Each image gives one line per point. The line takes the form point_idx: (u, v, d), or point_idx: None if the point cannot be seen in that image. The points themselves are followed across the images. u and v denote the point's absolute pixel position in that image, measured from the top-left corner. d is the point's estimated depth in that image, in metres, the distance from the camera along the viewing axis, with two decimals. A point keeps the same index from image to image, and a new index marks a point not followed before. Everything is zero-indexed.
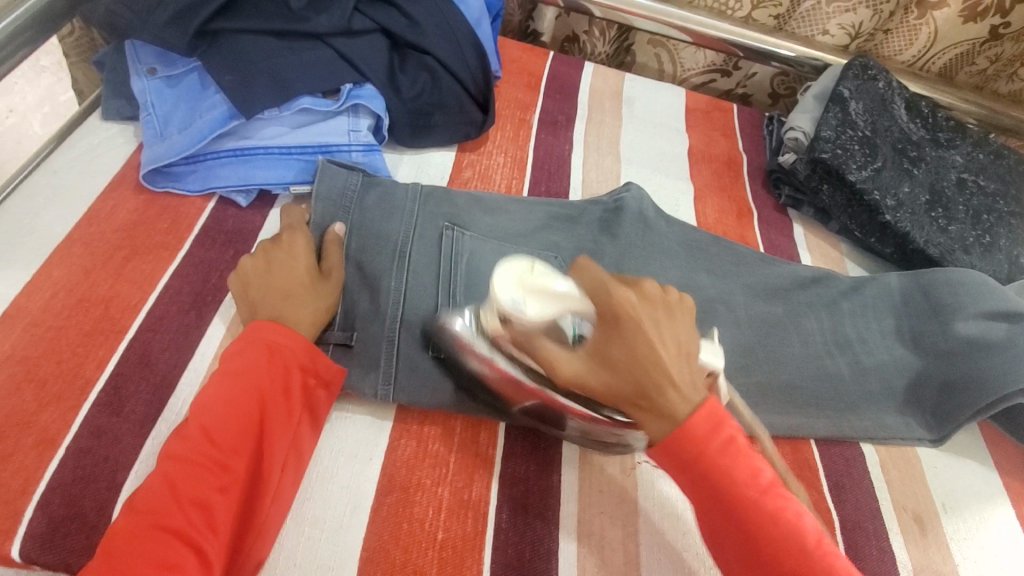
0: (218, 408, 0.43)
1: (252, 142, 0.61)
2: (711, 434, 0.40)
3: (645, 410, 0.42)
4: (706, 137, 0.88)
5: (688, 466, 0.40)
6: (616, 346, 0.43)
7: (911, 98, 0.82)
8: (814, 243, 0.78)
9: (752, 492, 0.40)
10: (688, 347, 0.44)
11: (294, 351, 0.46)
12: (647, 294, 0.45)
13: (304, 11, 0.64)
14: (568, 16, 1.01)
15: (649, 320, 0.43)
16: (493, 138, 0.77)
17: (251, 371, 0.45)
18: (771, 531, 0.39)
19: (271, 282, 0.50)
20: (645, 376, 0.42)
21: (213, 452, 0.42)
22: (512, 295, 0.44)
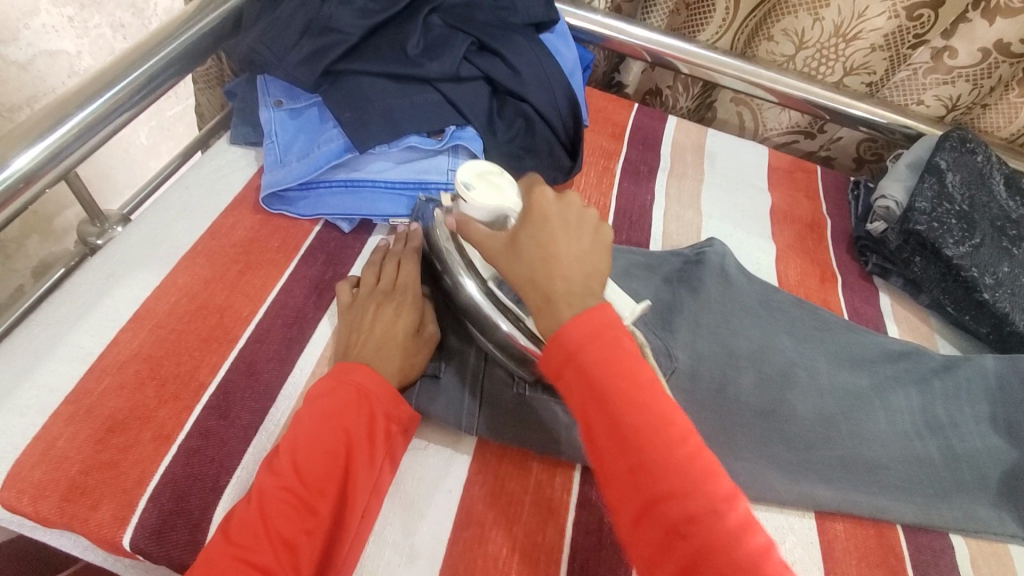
0: (309, 445, 0.44)
1: (361, 175, 0.65)
2: (602, 332, 0.41)
3: (535, 295, 0.44)
4: (789, 197, 0.88)
5: (569, 357, 0.41)
6: (526, 237, 0.47)
7: (1012, 174, 0.80)
8: (902, 315, 0.75)
9: (629, 388, 0.39)
10: (597, 264, 0.46)
11: (381, 396, 0.48)
12: (571, 203, 0.49)
13: (418, 58, 0.69)
14: (653, 71, 1.04)
15: (562, 218, 0.47)
16: (578, 184, 0.80)
17: (343, 412, 0.46)
18: (642, 423, 0.39)
19: (372, 333, 0.52)
20: (543, 267, 0.45)
21: (302, 489, 0.43)
22: (466, 179, 0.54)
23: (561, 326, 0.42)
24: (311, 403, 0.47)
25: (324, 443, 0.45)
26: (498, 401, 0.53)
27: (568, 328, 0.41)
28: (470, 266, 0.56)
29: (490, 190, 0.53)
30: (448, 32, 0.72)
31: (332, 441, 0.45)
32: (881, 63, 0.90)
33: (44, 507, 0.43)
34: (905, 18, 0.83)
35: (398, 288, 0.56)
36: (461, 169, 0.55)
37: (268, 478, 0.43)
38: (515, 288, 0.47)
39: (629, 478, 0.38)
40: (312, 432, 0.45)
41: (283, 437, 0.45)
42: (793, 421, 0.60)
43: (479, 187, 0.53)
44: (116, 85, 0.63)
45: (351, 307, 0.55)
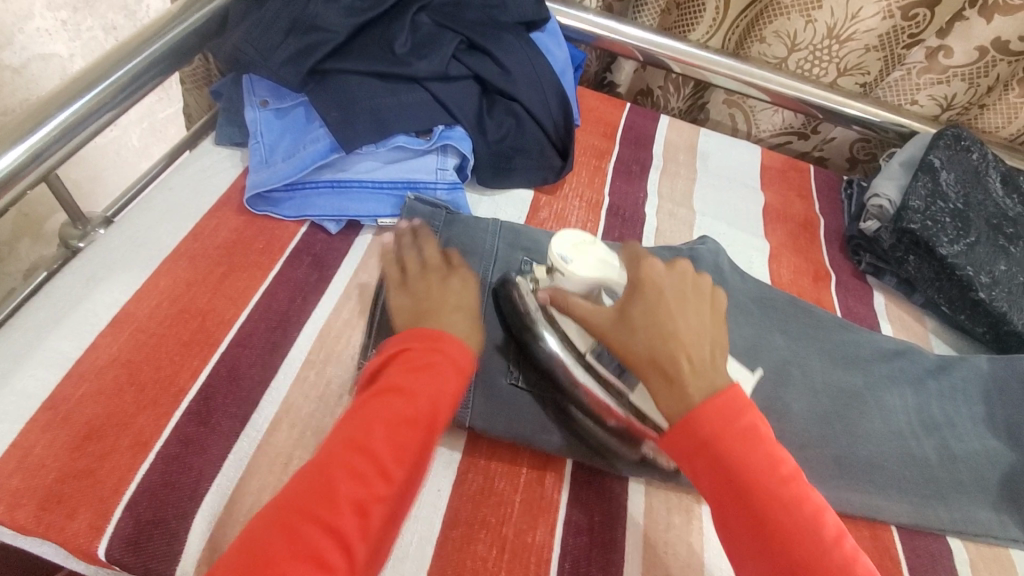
0: (388, 412, 0.42)
1: (348, 175, 0.64)
2: (739, 420, 0.42)
3: (659, 376, 0.45)
4: (782, 196, 0.87)
5: (705, 450, 0.42)
6: (639, 308, 0.47)
7: (1007, 172, 0.79)
8: (896, 314, 0.74)
9: (766, 475, 0.41)
10: (716, 343, 0.47)
11: (446, 357, 0.45)
12: (682, 272, 0.51)
13: (407, 57, 0.68)
14: (645, 71, 1.04)
15: (677, 291, 0.49)
16: (570, 183, 0.79)
17: (441, 380, 0.44)
18: (782, 513, 0.40)
19: (438, 301, 0.50)
20: (664, 345, 0.45)
21: (375, 454, 0.40)
22: (563, 251, 0.52)
23: (697, 416, 0.42)
24: (418, 366, 0.44)
25: (422, 410, 0.43)
26: (491, 389, 0.53)
27: (699, 416, 0.42)
28: (551, 318, 0.53)
29: (594, 263, 0.52)
30: (437, 31, 0.71)
31: (409, 405, 0.42)
32: (875, 64, 0.89)
33: (19, 517, 0.41)
34: (900, 18, 0.83)
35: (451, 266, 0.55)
36: (556, 238, 0.53)
37: (345, 443, 0.41)
38: (630, 367, 0.47)
39: (770, 568, 0.39)
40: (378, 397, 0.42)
41: (370, 397, 0.43)
42: (789, 423, 0.59)
43: (579, 261, 0.52)
44: (98, 85, 0.62)
45: (407, 282, 0.53)
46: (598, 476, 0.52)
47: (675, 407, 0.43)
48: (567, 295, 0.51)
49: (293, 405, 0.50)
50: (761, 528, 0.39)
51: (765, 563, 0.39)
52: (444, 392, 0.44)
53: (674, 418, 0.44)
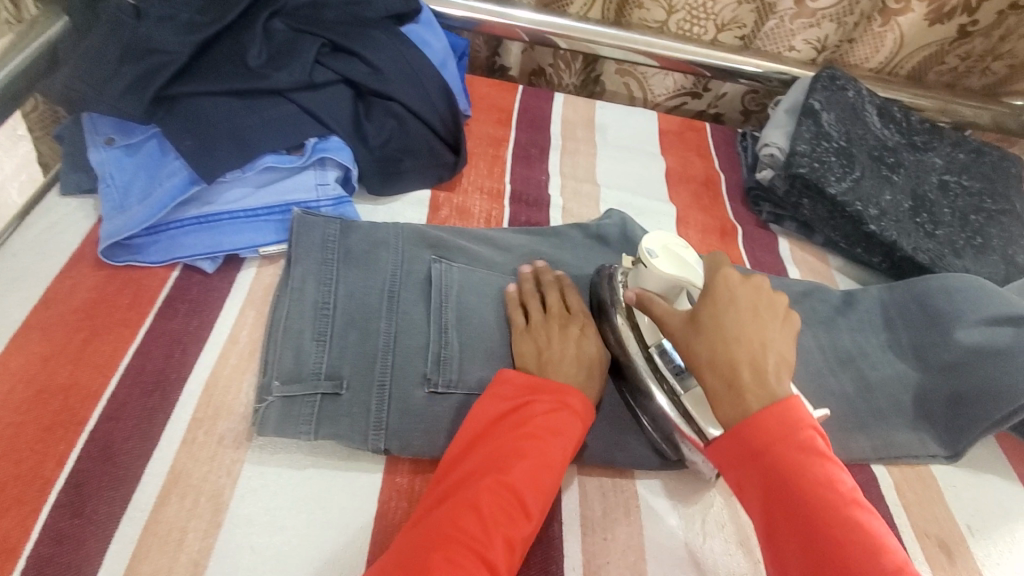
0: (529, 453, 0.45)
1: (216, 208, 0.59)
2: (793, 429, 0.43)
3: (718, 381, 0.45)
4: (682, 158, 0.88)
5: (749, 458, 0.43)
6: (707, 309, 0.48)
7: (882, 104, 0.82)
8: (800, 256, 0.77)
9: (803, 470, 0.41)
10: (782, 351, 0.47)
11: (574, 399, 0.49)
12: (758, 286, 0.50)
13: (263, 69, 0.62)
14: (533, 50, 1.02)
15: (751, 304, 0.49)
16: (468, 176, 0.76)
17: (567, 429, 0.47)
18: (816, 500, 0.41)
19: (558, 351, 0.53)
20: (730, 351, 0.46)
21: (517, 489, 0.43)
22: (650, 246, 0.53)
23: (740, 424, 0.43)
24: (548, 409, 0.48)
25: (553, 454, 0.46)
26: (407, 406, 0.51)
27: (744, 424, 0.43)
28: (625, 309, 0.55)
29: (678, 262, 0.52)
30: (294, 36, 0.66)
31: (541, 448, 0.45)
32: (750, 15, 0.90)
33: None
34: None
35: (570, 313, 0.56)
36: (646, 238, 0.54)
37: (487, 479, 0.43)
38: (691, 368, 0.47)
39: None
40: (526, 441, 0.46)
41: (514, 439, 0.46)
42: None
43: (664, 257, 0.52)
44: None
45: (530, 329, 0.55)
46: None
47: (722, 415, 0.45)
48: (648, 293, 0.52)
49: (182, 472, 0.46)
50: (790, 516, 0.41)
51: (811, 557, 0.39)
52: (570, 436, 0.47)
53: (724, 422, 0.45)
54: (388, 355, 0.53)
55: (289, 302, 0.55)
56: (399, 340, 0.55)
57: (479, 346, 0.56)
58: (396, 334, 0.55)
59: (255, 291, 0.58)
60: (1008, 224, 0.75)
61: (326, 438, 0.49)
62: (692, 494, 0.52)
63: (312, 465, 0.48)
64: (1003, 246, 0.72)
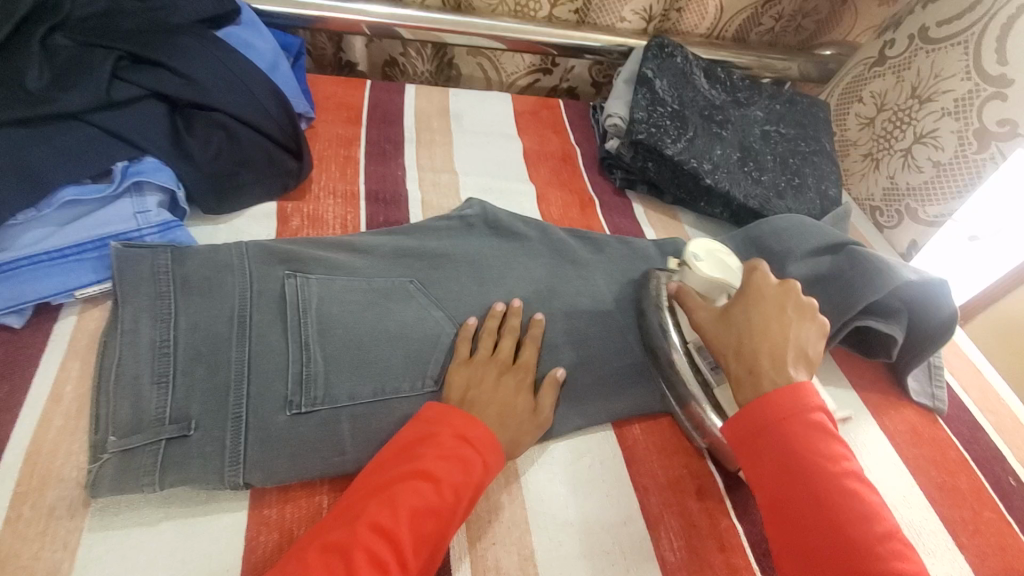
0: (412, 488, 0.43)
1: (10, 254, 0.51)
2: (827, 445, 0.43)
3: (739, 363, 0.49)
4: (538, 136, 0.89)
5: (768, 421, 0.44)
6: (744, 307, 0.52)
7: (707, 67, 0.89)
8: (654, 217, 0.81)
9: (826, 466, 0.42)
10: (806, 347, 0.49)
11: (475, 431, 0.48)
12: (792, 290, 0.53)
13: (47, 91, 0.55)
14: (379, 42, 0.99)
15: (778, 303, 0.51)
16: (318, 181, 0.73)
17: (468, 473, 0.45)
18: (842, 511, 0.41)
19: (492, 399, 0.53)
20: (752, 342, 0.49)
21: (397, 532, 0.41)
22: (694, 248, 0.60)
23: (755, 401, 0.46)
24: (440, 443, 0.46)
25: (444, 499, 0.43)
26: (267, 433, 0.48)
27: (757, 406, 0.45)
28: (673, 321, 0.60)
29: (720, 266, 0.59)
30: (83, 52, 0.59)
31: (435, 490, 0.43)
32: None
33: None
34: None
35: (518, 362, 0.57)
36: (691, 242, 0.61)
37: (364, 519, 0.41)
38: (717, 353, 0.51)
39: (814, 540, 0.41)
40: (411, 477, 0.44)
41: (402, 473, 0.44)
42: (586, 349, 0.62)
43: (709, 261, 0.59)
44: None
45: (469, 362, 0.56)
46: None
47: (737, 380, 0.48)
48: (687, 289, 0.57)
49: (9, 553, 0.41)
50: (803, 514, 0.42)
51: (805, 539, 0.41)
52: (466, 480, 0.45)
53: (738, 386, 0.48)
54: (241, 384, 0.50)
55: (118, 347, 0.50)
56: (253, 365, 0.51)
57: (342, 357, 0.54)
58: (248, 361, 0.52)
59: (77, 340, 0.52)
60: (821, 163, 0.84)
61: (181, 485, 0.46)
62: (571, 460, 0.55)
63: (166, 518, 0.45)
64: (817, 183, 0.81)
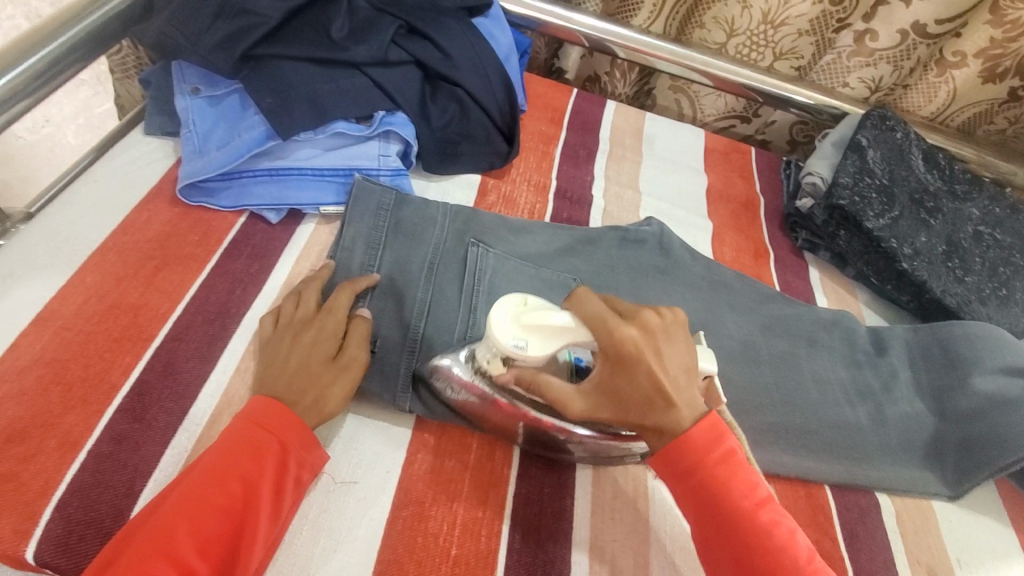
0: (196, 486, 0.40)
1: (287, 163, 0.63)
2: (743, 482, 0.43)
3: (651, 431, 0.45)
4: (724, 177, 0.90)
5: (694, 468, 0.43)
6: (622, 381, 0.44)
7: (928, 149, 0.84)
8: (830, 286, 0.78)
9: (745, 502, 0.43)
10: (687, 365, 0.46)
11: (270, 419, 0.44)
12: (647, 320, 0.46)
13: (344, 41, 0.66)
14: (591, 57, 1.05)
15: (654, 349, 0.45)
16: (517, 167, 0.79)
17: (261, 463, 0.42)
18: (768, 545, 0.42)
19: (290, 360, 0.48)
20: (645, 398, 0.44)
21: (177, 541, 0.38)
22: (512, 337, 0.45)
23: (675, 448, 0.44)
24: (226, 438, 0.43)
25: (233, 493, 0.41)
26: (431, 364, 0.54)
27: (678, 449, 0.43)
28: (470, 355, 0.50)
29: (548, 335, 0.45)
30: (375, 15, 0.70)
31: (219, 491, 0.40)
32: (808, 48, 0.93)
33: None
34: (828, 3, 0.87)
35: (319, 313, 0.52)
36: (494, 332, 0.45)
37: (149, 529, 0.38)
38: (613, 418, 0.46)
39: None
40: (196, 476, 0.41)
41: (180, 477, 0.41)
42: (728, 389, 0.63)
43: (534, 341, 0.44)
44: (13, 69, 0.57)
45: (268, 338, 0.51)
46: None
47: (652, 438, 0.45)
48: (543, 377, 0.45)
49: (234, 396, 0.49)
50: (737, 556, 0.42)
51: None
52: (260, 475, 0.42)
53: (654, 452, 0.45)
54: (420, 322, 0.56)
55: (339, 261, 0.59)
56: (432, 311, 0.57)
57: None
58: (429, 305, 0.58)
59: (311, 245, 0.62)
60: None
61: (361, 390, 0.53)
62: None
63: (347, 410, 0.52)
64: None
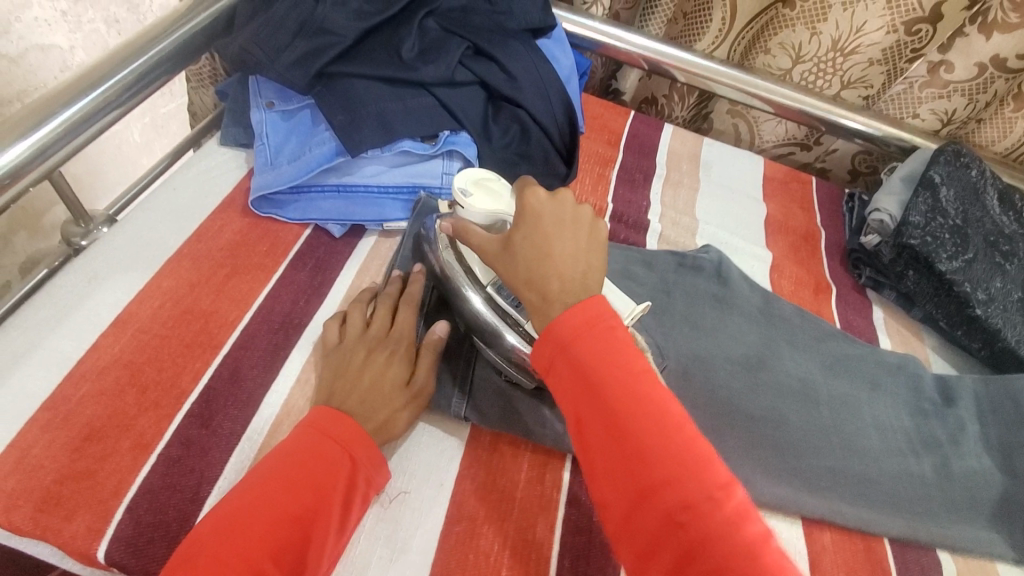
0: (267, 492, 0.41)
1: (354, 179, 0.65)
2: (624, 357, 0.42)
3: (533, 294, 0.46)
4: (783, 207, 0.87)
5: (569, 343, 0.43)
6: (522, 238, 0.48)
7: (1004, 189, 0.80)
8: (894, 327, 0.75)
9: (626, 377, 0.42)
10: (591, 262, 0.48)
11: (338, 428, 0.45)
12: (564, 202, 0.50)
13: (413, 62, 0.67)
14: (650, 79, 1.05)
15: (557, 219, 0.49)
16: (574, 188, 0.79)
17: (333, 474, 0.43)
18: (650, 423, 0.40)
19: (361, 381, 0.50)
20: (538, 266, 0.47)
21: (249, 547, 0.38)
22: (462, 184, 0.54)
23: (562, 316, 0.44)
24: (295, 445, 0.44)
25: (305, 502, 0.41)
26: (482, 386, 0.55)
27: (559, 322, 0.43)
28: (471, 276, 0.55)
29: (491, 195, 0.54)
30: (444, 36, 0.71)
31: (289, 498, 0.41)
32: (878, 77, 0.91)
33: (18, 518, 0.41)
34: (903, 33, 0.84)
35: (388, 334, 0.53)
36: (457, 176, 0.55)
37: (220, 531, 0.39)
38: (511, 287, 0.48)
39: (621, 456, 0.40)
40: (267, 481, 0.42)
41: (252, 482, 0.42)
42: (784, 429, 0.61)
43: (478, 193, 0.54)
44: (107, 82, 0.60)
45: (338, 348, 0.53)
46: None
47: (540, 307, 0.46)
48: (464, 223, 0.52)
49: (294, 407, 0.50)
50: (620, 439, 0.40)
51: (620, 460, 0.40)
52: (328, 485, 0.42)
53: (540, 318, 0.46)
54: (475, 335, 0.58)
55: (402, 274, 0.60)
56: None
57: None
58: None
59: (371, 259, 0.64)
60: None
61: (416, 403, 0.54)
62: None
63: None
64: None
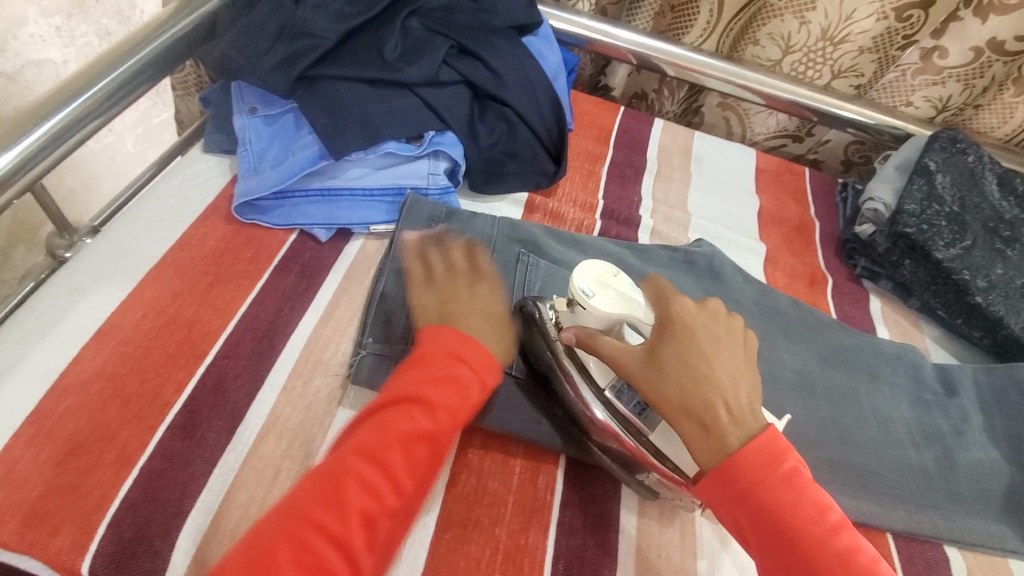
0: (374, 453, 0.42)
1: (338, 183, 0.64)
2: (818, 508, 0.41)
3: (694, 424, 0.44)
4: (776, 199, 0.86)
5: (759, 494, 0.41)
6: (670, 349, 0.46)
7: (1003, 174, 0.78)
8: (891, 318, 0.74)
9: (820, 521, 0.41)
10: (751, 387, 0.46)
11: (450, 393, 0.45)
12: (713, 311, 0.49)
13: (396, 62, 0.67)
14: (639, 74, 1.04)
15: (708, 332, 0.47)
16: (563, 186, 0.78)
17: (432, 440, 0.44)
18: (851, 572, 0.39)
19: (462, 312, 0.51)
20: (697, 391, 0.44)
21: (353, 504, 0.40)
22: (585, 284, 0.49)
23: (744, 466, 0.41)
24: (398, 403, 0.45)
25: (405, 467, 0.43)
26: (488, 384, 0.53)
27: (742, 471, 0.41)
28: (564, 344, 0.52)
29: (617, 299, 0.48)
30: (427, 36, 0.70)
31: (393, 459, 0.42)
32: (869, 65, 0.89)
33: (3, 533, 0.41)
34: (894, 19, 0.83)
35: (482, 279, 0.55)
36: (576, 271, 0.49)
37: (328, 485, 0.41)
38: (664, 414, 0.45)
39: None
40: (371, 440, 0.43)
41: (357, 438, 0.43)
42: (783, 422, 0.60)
43: (602, 294, 0.48)
44: (89, 90, 0.60)
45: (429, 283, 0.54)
46: (592, 474, 0.53)
47: (698, 443, 0.43)
48: (589, 331, 0.49)
49: (281, 415, 0.49)
50: None
51: None
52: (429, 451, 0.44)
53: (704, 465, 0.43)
54: None
55: (389, 273, 0.58)
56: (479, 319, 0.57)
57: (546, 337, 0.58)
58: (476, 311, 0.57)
59: (358, 262, 0.63)
60: None
61: None
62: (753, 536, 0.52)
63: None
64: None
